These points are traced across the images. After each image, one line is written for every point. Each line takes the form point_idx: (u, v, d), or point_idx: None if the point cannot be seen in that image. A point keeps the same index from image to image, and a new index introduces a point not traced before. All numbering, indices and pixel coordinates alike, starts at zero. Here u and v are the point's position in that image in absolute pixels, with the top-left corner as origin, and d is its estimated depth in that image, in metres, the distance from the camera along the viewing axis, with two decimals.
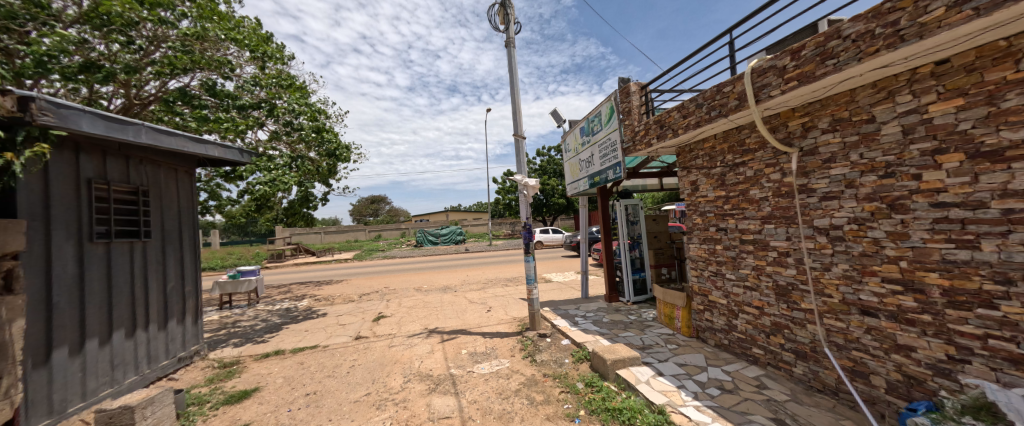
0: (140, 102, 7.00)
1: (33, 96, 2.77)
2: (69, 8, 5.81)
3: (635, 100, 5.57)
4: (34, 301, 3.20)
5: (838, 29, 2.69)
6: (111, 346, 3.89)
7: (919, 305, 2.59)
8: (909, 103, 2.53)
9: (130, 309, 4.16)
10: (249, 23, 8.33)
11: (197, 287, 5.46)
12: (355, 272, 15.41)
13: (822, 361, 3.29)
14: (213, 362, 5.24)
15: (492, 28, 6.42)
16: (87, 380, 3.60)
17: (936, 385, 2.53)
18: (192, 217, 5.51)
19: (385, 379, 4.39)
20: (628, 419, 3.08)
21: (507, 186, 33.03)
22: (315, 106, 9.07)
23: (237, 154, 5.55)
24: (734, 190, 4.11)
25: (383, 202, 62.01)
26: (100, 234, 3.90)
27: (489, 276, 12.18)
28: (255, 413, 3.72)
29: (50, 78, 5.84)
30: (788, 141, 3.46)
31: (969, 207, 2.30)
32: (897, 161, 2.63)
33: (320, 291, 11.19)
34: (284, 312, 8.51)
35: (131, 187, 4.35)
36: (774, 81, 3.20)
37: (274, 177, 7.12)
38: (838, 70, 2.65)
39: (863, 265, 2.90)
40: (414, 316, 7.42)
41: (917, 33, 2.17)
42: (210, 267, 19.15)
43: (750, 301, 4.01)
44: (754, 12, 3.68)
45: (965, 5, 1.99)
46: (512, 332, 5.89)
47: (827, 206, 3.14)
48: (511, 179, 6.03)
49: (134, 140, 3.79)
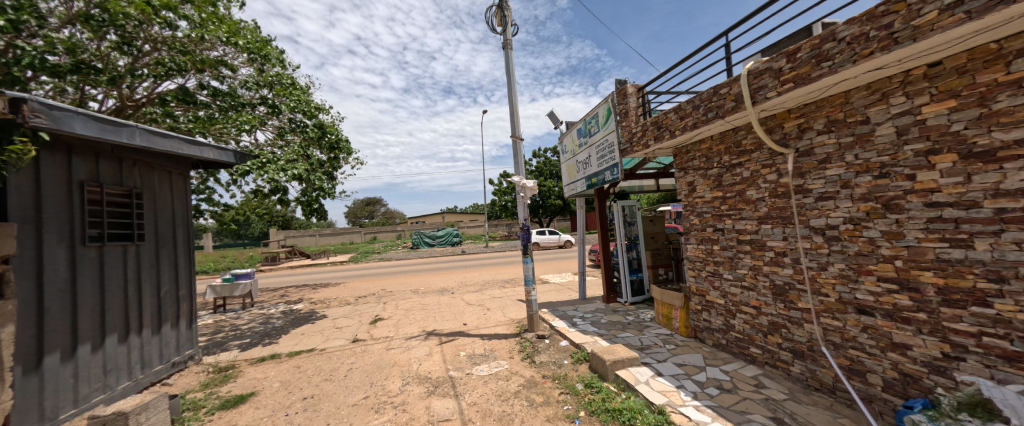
0: (133, 103, 6.90)
1: (25, 98, 2.71)
2: (61, 7, 5.74)
3: (633, 101, 5.59)
4: (24, 305, 3.15)
5: (833, 31, 2.72)
6: (104, 352, 3.82)
7: (914, 304, 2.62)
8: (903, 105, 2.57)
9: (123, 313, 4.10)
10: (247, 26, 8.29)
11: (192, 291, 5.37)
12: (349, 275, 15.25)
13: (819, 360, 3.32)
14: (208, 367, 5.19)
15: (490, 30, 6.38)
16: (79, 386, 3.53)
17: (932, 383, 2.56)
18: (187, 221, 5.41)
19: (383, 382, 4.36)
20: (628, 419, 3.08)
21: (505, 187, 33.21)
22: (314, 104, 9.08)
23: (232, 157, 5.46)
24: (730, 191, 4.15)
25: (377, 204, 62.34)
26: (93, 238, 3.85)
27: (486, 278, 12.10)
28: (251, 417, 3.68)
29: (40, 79, 5.75)
30: (784, 142, 3.49)
31: (962, 207, 2.34)
32: (892, 162, 2.67)
33: (315, 295, 11.01)
34: (280, 315, 8.43)
35: (125, 190, 4.30)
36: (770, 82, 3.23)
37: (282, 168, 7.14)
38: (833, 72, 2.68)
39: (860, 265, 2.94)
40: (411, 319, 7.37)
41: (911, 36, 2.21)
42: (203, 270, 18.91)
43: (748, 300, 4.04)
44: (751, 14, 3.67)
45: (957, 9, 2.03)
46: (512, 334, 5.88)
47: (823, 206, 3.17)
48: (510, 180, 5.96)
49: (127, 142, 3.73)
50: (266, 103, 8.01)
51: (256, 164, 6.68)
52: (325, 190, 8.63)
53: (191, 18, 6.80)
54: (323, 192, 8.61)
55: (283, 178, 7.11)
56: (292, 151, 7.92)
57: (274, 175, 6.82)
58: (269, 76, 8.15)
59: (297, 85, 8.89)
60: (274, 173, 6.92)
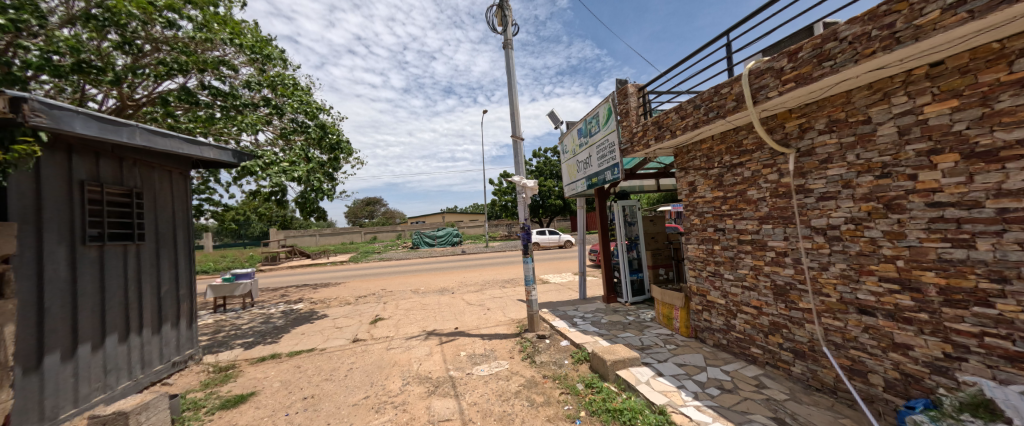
0: (133, 103, 6.90)
1: (26, 97, 2.71)
2: (62, 6, 5.74)
3: (633, 101, 5.59)
4: (25, 304, 3.15)
5: (834, 31, 2.71)
6: (104, 351, 3.81)
7: (915, 304, 2.62)
8: (905, 105, 2.57)
9: (123, 313, 4.09)
10: (248, 26, 8.30)
11: (192, 291, 5.37)
12: (349, 275, 15.24)
13: (820, 360, 3.31)
14: (208, 367, 5.19)
15: (491, 30, 6.38)
16: (79, 386, 3.53)
17: (933, 383, 2.56)
18: (187, 221, 5.41)
19: (383, 382, 4.35)
20: (629, 420, 3.08)
21: (505, 187, 33.22)
22: (315, 105, 9.10)
23: (233, 156, 5.45)
24: (731, 191, 4.15)
25: (377, 203, 62.37)
26: (93, 238, 3.84)
27: (486, 278, 12.09)
28: (251, 417, 3.68)
29: (40, 78, 5.75)
30: (785, 142, 3.49)
31: (963, 207, 2.34)
32: (894, 161, 2.67)
33: (315, 295, 11.01)
34: (280, 315, 8.44)
35: (125, 189, 4.29)
36: (771, 82, 3.22)
37: (284, 170, 7.19)
38: (835, 71, 2.67)
39: (861, 265, 2.93)
40: (411, 319, 7.37)
41: (913, 36, 2.20)
42: (203, 270, 18.89)
43: (749, 300, 4.03)
44: (753, 13, 3.66)
45: (959, 8, 2.02)
46: (512, 334, 5.87)
47: (825, 206, 3.16)
48: (510, 180, 5.96)
49: (128, 142, 3.72)
50: (269, 104, 8.04)
51: (258, 165, 6.73)
52: (325, 190, 8.65)
53: (193, 18, 6.82)
54: (324, 192, 8.64)
55: (286, 180, 7.18)
56: (293, 152, 7.93)
57: (277, 177, 6.88)
58: (270, 76, 8.17)
59: (298, 86, 8.91)
60: (276, 174, 6.96)
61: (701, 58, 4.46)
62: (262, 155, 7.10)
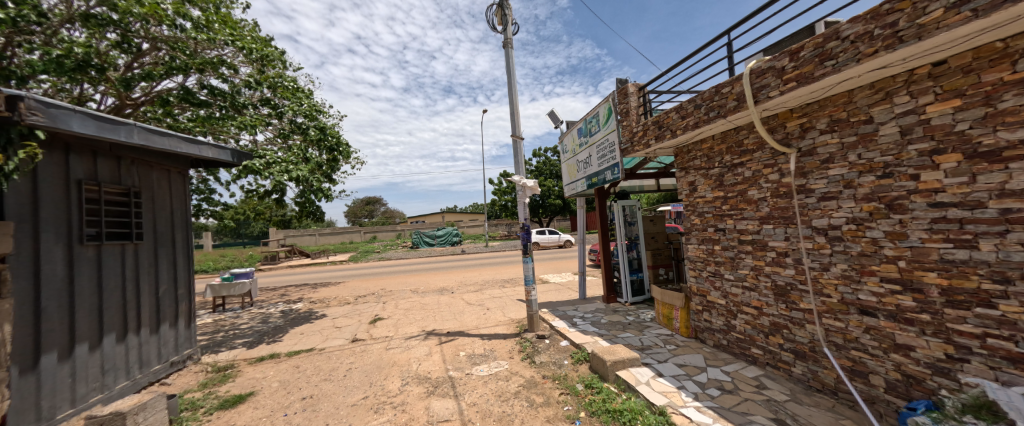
0: (132, 102, 6.88)
1: (22, 96, 2.69)
2: (61, 4, 5.71)
3: (633, 100, 5.57)
4: (22, 303, 3.13)
5: (836, 30, 2.70)
6: (101, 351, 3.79)
7: (918, 305, 2.60)
8: (908, 104, 2.55)
9: (121, 312, 4.08)
10: (249, 26, 8.30)
11: (189, 290, 5.34)
12: (347, 275, 15.16)
13: (821, 361, 3.30)
14: (207, 366, 5.17)
15: (491, 28, 6.36)
16: (77, 386, 3.51)
17: (935, 384, 2.54)
18: (185, 220, 5.38)
19: (383, 382, 4.34)
20: (629, 420, 3.06)
21: (505, 187, 33.27)
22: (314, 104, 9.09)
23: (232, 156, 5.42)
24: (732, 190, 4.13)
25: (377, 203, 62.36)
26: (90, 237, 3.82)
27: (486, 278, 12.06)
28: (250, 417, 3.66)
29: (38, 77, 5.73)
30: (786, 142, 3.47)
31: (966, 207, 2.32)
32: (895, 161, 2.65)
33: (315, 294, 10.99)
34: (279, 315, 8.41)
35: (123, 188, 4.27)
36: (773, 81, 3.20)
37: (286, 169, 7.24)
38: (837, 71, 2.66)
39: (862, 265, 2.92)
40: (410, 319, 7.35)
41: (916, 35, 2.18)
42: (201, 269, 18.87)
43: (749, 301, 4.01)
44: (754, 12, 3.63)
45: (964, 6, 2.00)
46: (512, 334, 5.85)
47: (827, 206, 3.14)
48: (510, 179, 5.93)
49: (125, 141, 3.70)
50: (268, 104, 8.03)
51: (261, 165, 6.79)
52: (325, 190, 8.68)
53: (193, 18, 6.81)
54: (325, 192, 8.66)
55: (286, 180, 7.21)
56: (293, 151, 7.94)
57: (280, 177, 6.95)
58: (269, 76, 8.15)
59: (298, 86, 8.90)
60: (276, 173, 6.99)
61: (701, 58, 4.44)
62: (263, 154, 7.12)
